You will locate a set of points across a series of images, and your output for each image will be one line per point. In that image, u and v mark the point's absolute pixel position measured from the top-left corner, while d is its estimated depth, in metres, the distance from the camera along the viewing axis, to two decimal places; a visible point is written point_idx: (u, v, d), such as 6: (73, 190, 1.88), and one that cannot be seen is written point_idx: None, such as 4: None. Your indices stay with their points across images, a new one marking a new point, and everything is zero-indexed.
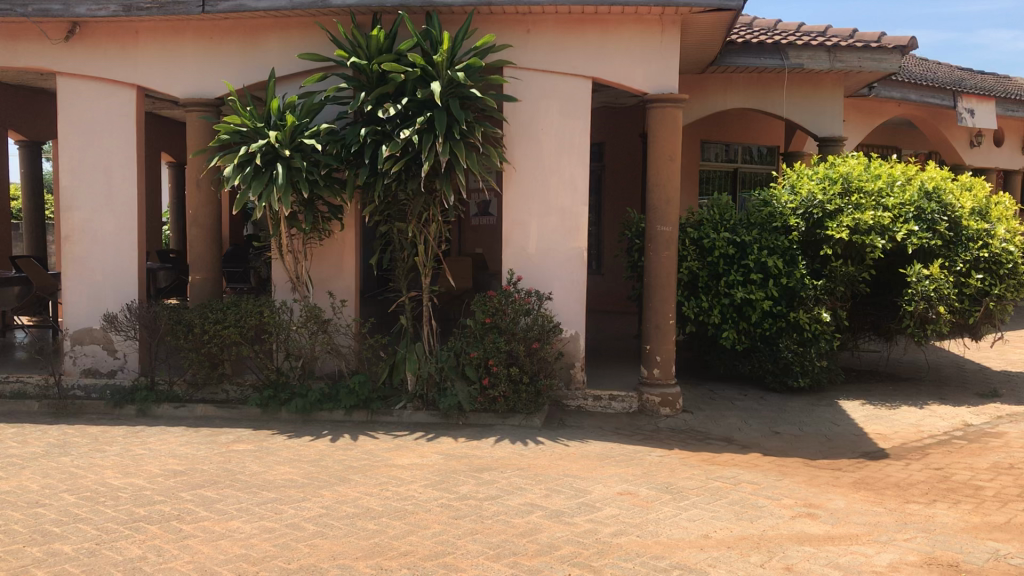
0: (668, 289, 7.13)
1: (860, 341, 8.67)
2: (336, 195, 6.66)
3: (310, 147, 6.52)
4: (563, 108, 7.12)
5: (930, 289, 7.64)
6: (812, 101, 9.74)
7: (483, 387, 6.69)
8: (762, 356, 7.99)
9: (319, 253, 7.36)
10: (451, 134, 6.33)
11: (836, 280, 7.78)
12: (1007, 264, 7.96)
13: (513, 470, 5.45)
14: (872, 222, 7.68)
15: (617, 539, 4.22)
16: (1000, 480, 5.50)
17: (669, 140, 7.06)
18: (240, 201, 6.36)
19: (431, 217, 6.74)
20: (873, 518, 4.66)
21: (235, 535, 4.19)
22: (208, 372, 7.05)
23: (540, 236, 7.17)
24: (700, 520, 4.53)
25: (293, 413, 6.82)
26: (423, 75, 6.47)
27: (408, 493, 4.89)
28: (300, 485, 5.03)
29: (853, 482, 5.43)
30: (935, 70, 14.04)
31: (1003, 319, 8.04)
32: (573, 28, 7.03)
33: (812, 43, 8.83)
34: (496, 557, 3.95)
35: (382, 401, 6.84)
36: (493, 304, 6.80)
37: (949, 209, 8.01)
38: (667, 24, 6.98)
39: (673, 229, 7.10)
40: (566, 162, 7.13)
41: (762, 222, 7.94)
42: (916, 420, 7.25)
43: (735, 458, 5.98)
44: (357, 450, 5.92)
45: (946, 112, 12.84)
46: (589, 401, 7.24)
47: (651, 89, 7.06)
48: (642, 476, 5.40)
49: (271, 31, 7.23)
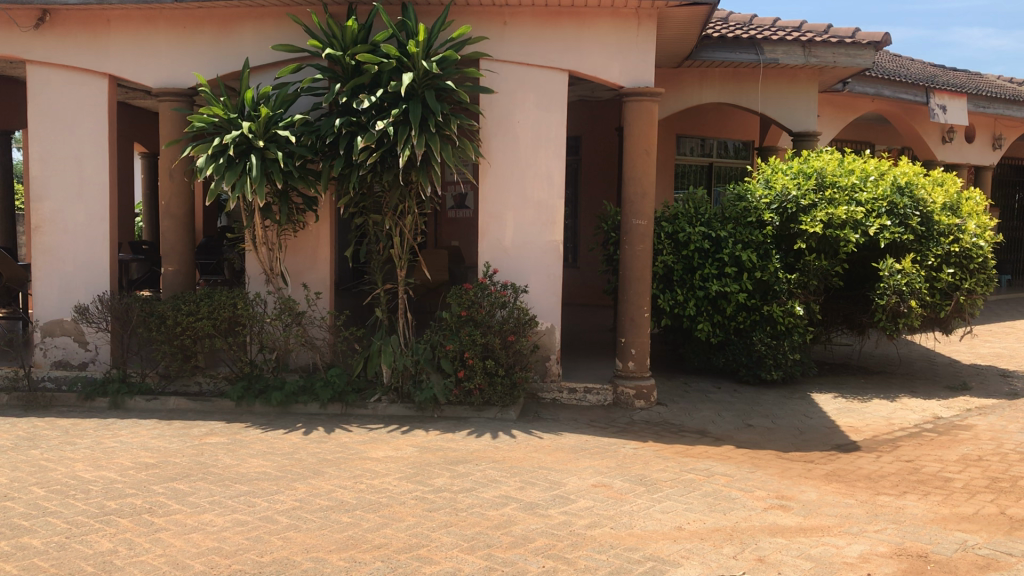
0: (643, 282, 7.15)
1: (832, 334, 8.77)
2: (310, 187, 6.61)
3: (284, 138, 6.49)
4: (540, 101, 7.11)
5: (902, 283, 7.72)
6: (786, 95, 9.79)
7: (458, 380, 6.69)
8: (736, 349, 8.04)
9: (293, 244, 7.30)
10: (426, 126, 6.29)
11: (809, 274, 7.80)
12: (978, 259, 8.05)
13: (487, 463, 5.45)
14: (846, 217, 7.76)
15: (591, 531, 4.23)
16: (969, 472, 5.56)
17: (645, 133, 7.08)
18: (213, 191, 6.30)
19: (406, 210, 6.70)
20: (844, 509, 4.70)
21: (208, 527, 4.16)
22: (180, 364, 6.96)
23: (517, 228, 7.16)
24: (674, 512, 4.56)
25: (267, 406, 6.78)
26: (399, 67, 6.44)
27: (382, 486, 4.87)
28: (274, 478, 5.00)
29: (825, 474, 5.49)
30: (909, 67, 14.18)
31: (973, 313, 8.16)
32: (549, 22, 7.04)
33: (788, 38, 8.86)
34: (471, 549, 3.95)
35: (357, 394, 6.81)
36: (470, 297, 6.77)
37: (921, 204, 8.07)
38: (643, 18, 7.01)
39: (647, 222, 7.10)
40: (542, 155, 7.13)
41: (737, 217, 7.97)
42: (887, 413, 7.33)
43: (708, 450, 6.02)
44: (331, 443, 5.89)
45: (918, 108, 12.96)
46: (564, 393, 7.25)
47: (628, 83, 7.08)
48: (616, 468, 5.43)
49: (245, 21, 7.18)
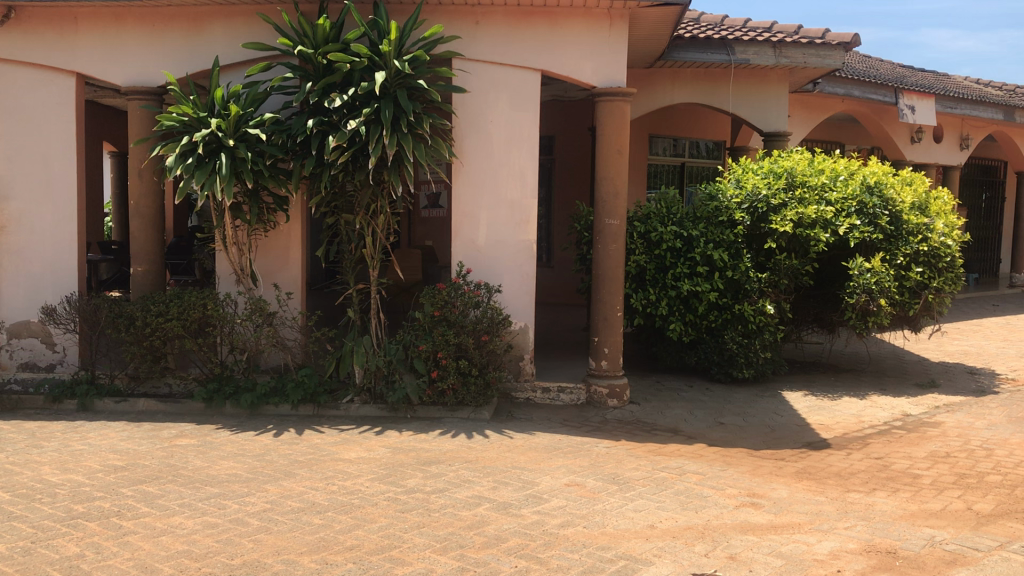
0: (616, 281, 7.17)
1: (803, 332, 8.83)
2: (281, 186, 6.58)
3: (254, 137, 6.44)
4: (513, 101, 7.11)
5: (871, 282, 7.78)
6: (756, 95, 9.85)
7: (431, 380, 6.66)
8: (708, 347, 8.10)
9: (264, 244, 7.25)
10: (398, 125, 6.26)
11: (779, 273, 7.84)
12: (946, 258, 8.12)
13: (460, 463, 5.44)
14: (815, 216, 7.83)
15: (564, 531, 4.23)
16: (937, 469, 5.63)
17: (618, 133, 7.12)
18: (183, 191, 6.23)
19: (378, 209, 6.67)
20: (814, 507, 4.74)
21: (177, 530, 4.13)
22: (150, 365, 6.89)
23: (490, 229, 7.14)
24: (646, 510, 4.58)
25: (238, 407, 6.71)
26: (371, 65, 6.41)
27: (354, 487, 4.85)
28: (244, 480, 4.96)
29: (796, 471, 5.53)
30: (879, 68, 14.32)
31: (941, 311, 8.26)
32: (521, 21, 7.03)
33: (758, 39, 8.92)
34: (443, 550, 3.94)
35: (329, 395, 6.76)
36: (443, 297, 6.75)
37: (890, 203, 8.14)
38: (615, 18, 7.04)
39: (620, 222, 7.12)
40: (515, 155, 7.12)
41: (708, 216, 8.02)
42: (857, 410, 7.39)
43: (681, 449, 6.04)
44: (302, 444, 5.85)
45: (887, 108, 13.11)
46: (538, 393, 7.26)
47: (600, 83, 7.11)
48: (589, 467, 5.43)
49: (215, 18, 7.12)
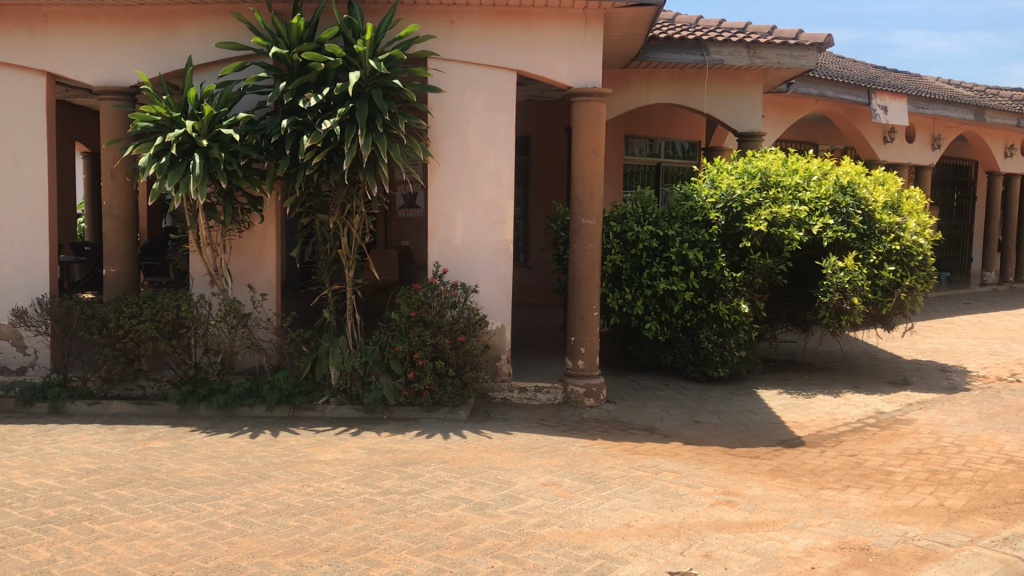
0: (592, 281, 7.19)
1: (777, 331, 8.89)
2: (255, 186, 6.53)
3: (228, 137, 6.40)
4: (489, 101, 7.10)
5: (844, 281, 7.85)
6: (731, 95, 9.91)
7: (408, 381, 6.64)
8: (684, 346, 8.14)
9: (238, 245, 7.21)
10: (373, 125, 6.24)
11: (754, 272, 7.88)
12: (918, 257, 8.20)
13: (436, 463, 5.43)
14: (789, 216, 7.88)
15: (540, 530, 4.24)
16: (910, 466, 5.68)
17: (593, 133, 7.14)
18: (156, 191, 6.19)
19: (354, 210, 6.64)
20: (789, 504, 4.77)
21: (151, 534, 4.09)
22: (123, 368, 6.83)
23: (466, 228, 7.13)
24: (622, 509, 4.59)
25: (212, 409, 6.66)
26: (346, 65, 6.39)
27: (330, 489, 4.83)
28: (219, 482, 4.92)
29: (770, 469, 5.57)
30: (852, 68, 14.45)
31: (913, 309, 8.34)
32: (497, 21, 7.03)
33: (733, 39, 8.97)
34: (419, 551, 3.93)
35: (304, 396, 6.73)
36: (419, 297, 6.73)
37: (863, 203, 8.21)
38: (591, 19, 7.07)
39: (596, 222, 7.14)
40: (491, 155, 7.12)
41: (683, 216, 8.05)
42: (831, 408, 7.45)
43: (656, 447, 6.06)
44: (278, 446, 5.81)
45: (860, 108, 13.22)
46: (515, 393, 7.26)
47: (576, 83, 7.13)
48: (565, 466, 5.44)
49: (188, 18, 7.06)
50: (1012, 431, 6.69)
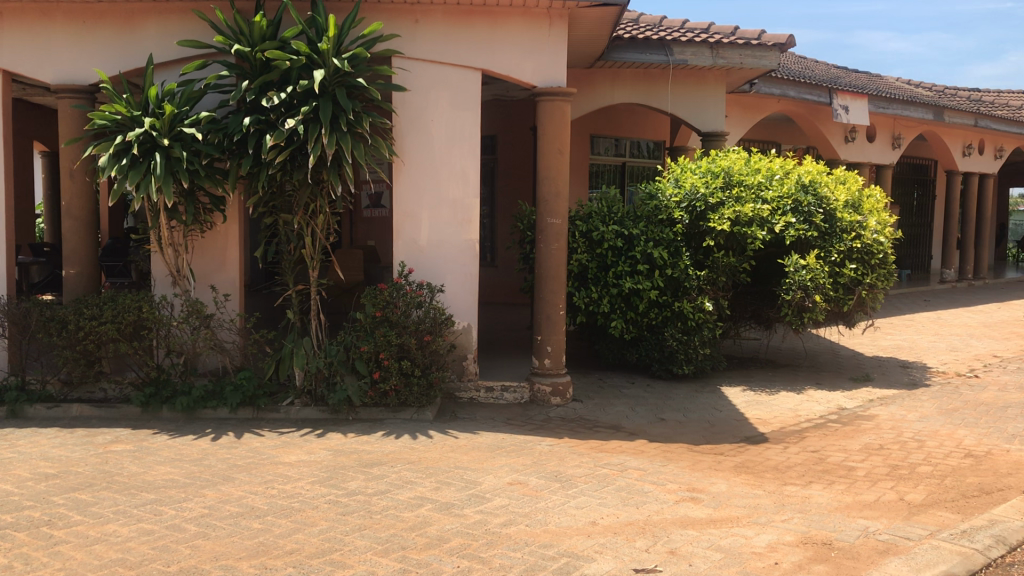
0: (558, 281, 7.21)
1: (741, 329, 8.95)
2: (218, 186, 6.47)
3: (190, 136, 6.33)
4: (454, 100, 7.09)
5: (806, 278, 7.93)
6: (694, 95, 9.98)
7: (373, 381, 6.61)
8: (649, 344, 8.18)
9: (201, 245, 7.14)
10: (337, 124, 6.20)
11: (717, 271, 7.99)
12: (878, 254, 8.31)
13: (402, 464, 5.41)
14: (752, 215, 7.95)
15: (506, 529, 4.24)
16: (871, 461, 5.76)
17: (558, 132, 7.16)
18: (117, 191, 6.11)
19: (318, 209, 6.60)
20: (752, 500, 4.82)
21: (111, 538, 4.04)
22: (84, 370, 6.72)
23: (432, 228, 7.11)
24: (588, 507, 4.60)
25: (175, 411, 6.58)
26: (309, 64, 6.34)
27: (295, 491, 4.79)
28: (182, 485, 4.87)
29: (734, 465, 5.61)
30: (814, 68, 14.61)
31: (874, 306, 8.46)
32: (461, 20, 7.01)
33: (696, 40, 9.04)
34: (385, 552, 3.91)
35: (268, 397, 6.68)
36: (384, 297, 6.70)
37: (824, 201, 8.31)
38: (555, 18, 7.11)
39: (562, 221, 7.16)
40: (456, 154, 7.11)
41: (648, 215, 8.09)
42: (794, 405, 7.53)
43: (622, 445, 6.09)
44: (242, 448, 5.76)
45: (821, 108, 13.37)
46: (481, 392, 7.25)
47: (541, 83, 7.16)
48: (532, 465, 5.45)
49: (148, 15, 6.97)
50: (970, 426, 6.80)
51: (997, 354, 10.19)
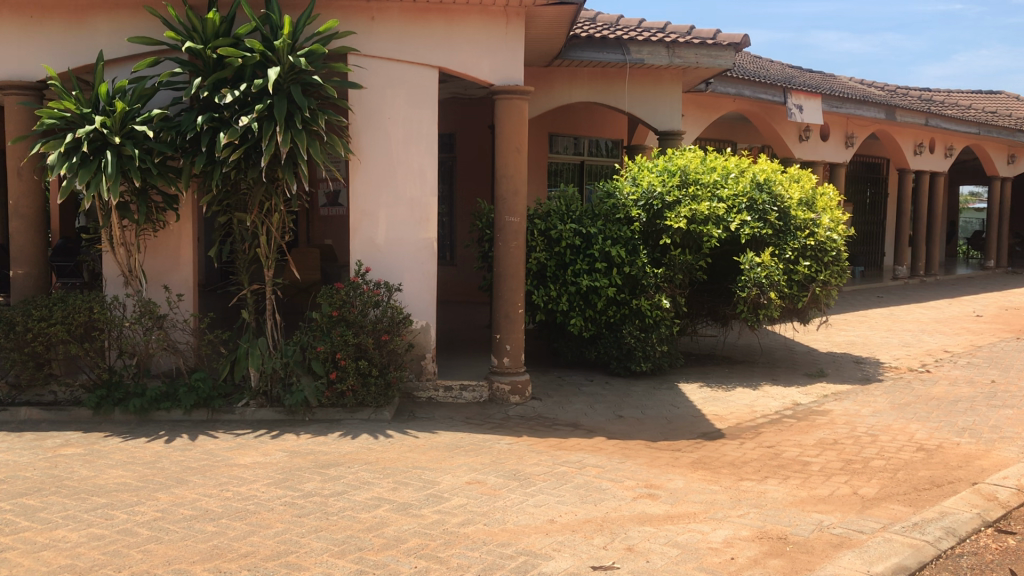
0: (516, 279, 7.22)
1: (698, 326, 9.04)
2: (170, 184, 6.38)
3: (142, 134, 6.23)
4: (411, 98, 7.05)
5: (761, 276, 8.01)
6: (651, 94, 10.04)
7: (330, 381, 6.56)
8: (607, 342, 8.20)
9: (153, 245, 7.03)
10: (292, 121, 6.13)
11: (674, 268, 8.03)
12: (831, 252, 8.43)
13: (359, 464, 5.37)
14: (708, 213, 8.02)
15: (464, 529, 4.23)
16: (825, 456, 5.83)
17: (516, 130, 7.16)
18: (66, 190, 6.00)
19: (272, 208, 6.53)
20: (709, 496, 4.85)
21: (60, 544, 3.96)
22: (33, 372, 6.58)
23: (389, 226, 7.07)
24: (546, 505, 4.61)
25: (128, 413, 6.48)
26: (264, 61, 6.27)
27: (250, 493, 4.74)
28: (133, 489, 4.79)
29: (691, 461, 5.65)
30: (769, 68, 14.77)
31: (828, 303, 8.57)
32: (418, 18, 6.98)
33: (653, 39, 9.12)
34: (341, 553, 3.88)
35: (223, 399, 6.60)
36: (341, 297, 6.65)
37: (778, 200, 8.42)
38: (512, 17, 7.12)
39: (520, 220, 7.16)
40: (413, 152, 7.08)
41: (606, 214, 8.12)
42: (750, 401, 7.61)
43: (581, 443, 6.10)
44: (196, 450, 5.68)
45: (776, 107, 13.52)
46: (440, 392, 7.22)
47: (498, 81, 7.16)
48: (490, 464, 5.44)
49: (98, 10, 6.84)
50: (921, 420, 6.92)
51: (948, 349, 10.38)
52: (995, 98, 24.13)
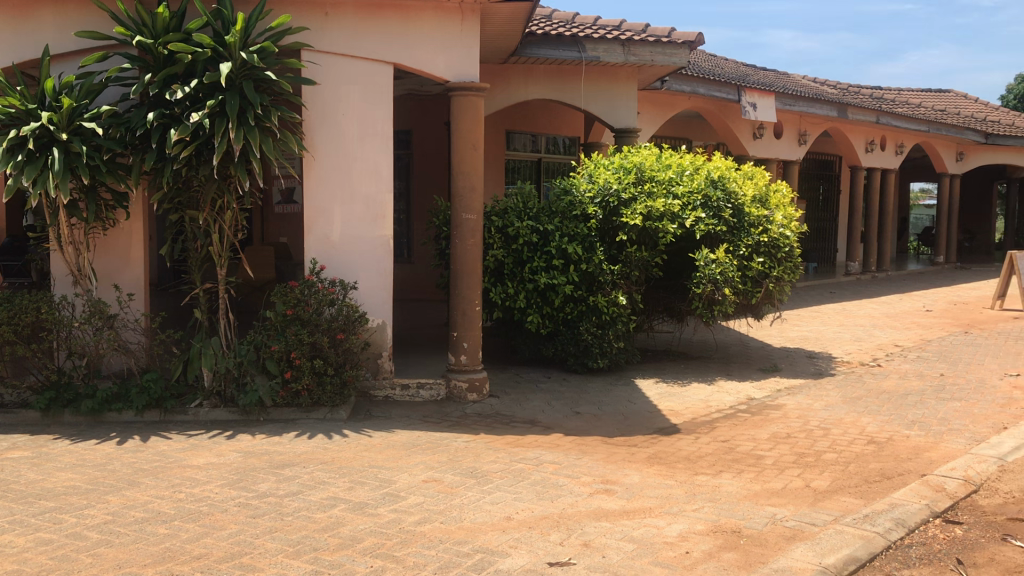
0: (473, 275, 7.22)
1: (654, 322, 9.10)
2: (120, 182, 6.27)
3: (90, 131, 6.13)
4: (365, 94, 7.01)
5: (716, 272, 8.07)
6: (607, 92, 10.07)
7: (285, 381, 6.50)
8: (564, 339, 8.21)
9: (102, 244, 6.90)
10: (245, 118, 6.06)
11: (631, 265, 8.10)
12: (784, 248, 8.55)
13: (315, 464, 5.33)
14: (664, 209, 8.07)
15: (421, 527, 4.21)
16: (778, 450, 5.91)
17: (471, 127, 7.16)
18: (12, 187, 5.88)
19: (225, 205, 6.44)
20: (665, 490, 4.89)
21: (7, 550, 3.87)
22: None
23: (344, 224, 7.02)
24: (503, 502, 4.61)
25: (78, 415, 6.36)
26: (215, 56, 6.19)
27: (203, 494, 4.68)
28: (82, 492, 4.70)
29: (647, 457, 5.69)
30: (723, 67, 14.92)
31: (781, 299, 8.69)
32: (372, 13, 6.93)
33: (608, 36, 9.17)
34: (296, 554, 3.85)
35: (176, 399, 6.51)
36: (295, 295, 6.59)
37: (732, 197, 8.48)
38: (467, 13, 7.11)
39: (477, 217, 7.17)
40: (368, 149, 7.04)
41: (563, 211, 8.13)
42: (705, 396, 7.69)
43: (538, 439, 6.12)
44: (148, 451, 5.60)
45: (731, 104, 13.65)
46: (397, 390, 7.18)
47: (454, 77, 7.15)
48: (447, 462, 5.43)
49: (44, 4, 6.70)
50: (872, 413, 7.04)
51: (898, 343, 10.57)
52: (943, 96, 24.61)
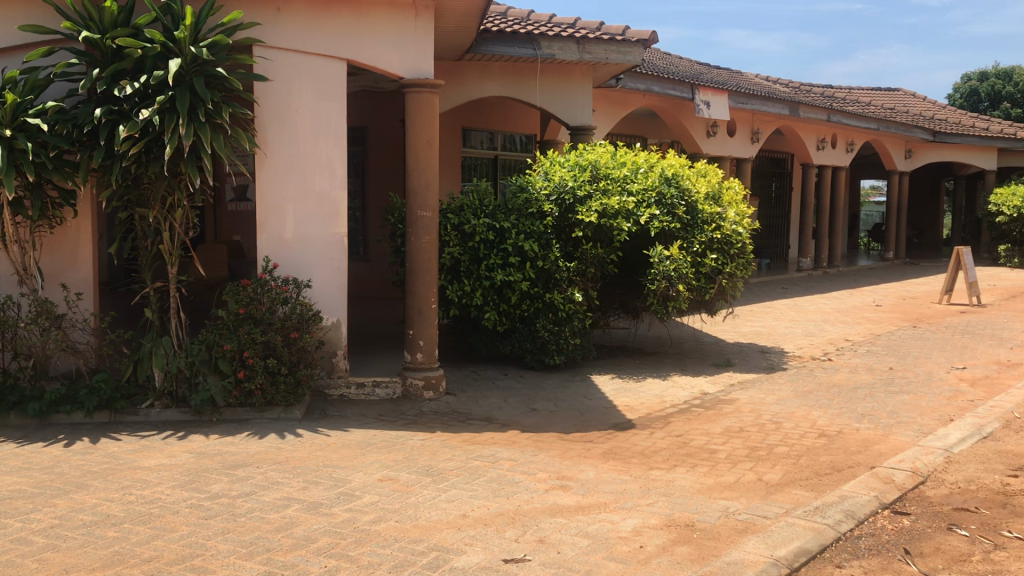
0: (429, 273, 7.20)
1: (610, 319, 9.15)
2: (67, 179, 6.15)
3: (35, 127, 6.01)
4: (318, 90, 6.94)
5: (670, 269, 8.16)
6: (563, 89, 10.07)
7: (238, 381, 6.43)
8: (521, 336, 8.24)
9: (49, 243, 6.77)
10: (195, 114, 5.99)
11: (586, 262, 8.15)
12: (737, 244, 8.64)
13: (269, 465, 5.28)
14: (619, 207, 8.13)
15: (376, 526, 4.20)
16: (731, 444, 5.98)
17: (425, 124, 7.13)
18: None
19: (175, 203, 6.35)
20: (620, 486, 4.92)
21: None
22: None
23: (298, 222, 6.95)
24: (458, 500, 4.60)
25: (25, 417, 6.22)
26: (164, 52, 6.10)
27: (154, 496, 4.61)
28: (29, 496, 4.61)
29: (602, 452, 5.72)
30: (677, 65, 15.04)
31: (734, 295, 8.78)
32: (325, 9, 6.87)
33: (563, 34, 9.14)
34: (248, 555, 3.81)
35: (127, 400, 6.41)
36: (248, 294, 6.51)
37: (686, 194, 8.55)
38: (420, 10, 7.11)
39: (432, 214, 7.15)
40: (322, 145, 6.98)
41: (519, 208, 8.14)
42: (660, 391, 7.75)
43: (494, 436, 6.12)
44: (98, 453, 5.51)
45: (685, 102, 13.76)
46: (352, 389, 7.14)
47: (408, 74, 7.14)
48: (403, 460, 5.41)
49: None
50: (823, 407, 7.15)
51: (849, 338, 10.74)
52: (892, 95, 25.04)
